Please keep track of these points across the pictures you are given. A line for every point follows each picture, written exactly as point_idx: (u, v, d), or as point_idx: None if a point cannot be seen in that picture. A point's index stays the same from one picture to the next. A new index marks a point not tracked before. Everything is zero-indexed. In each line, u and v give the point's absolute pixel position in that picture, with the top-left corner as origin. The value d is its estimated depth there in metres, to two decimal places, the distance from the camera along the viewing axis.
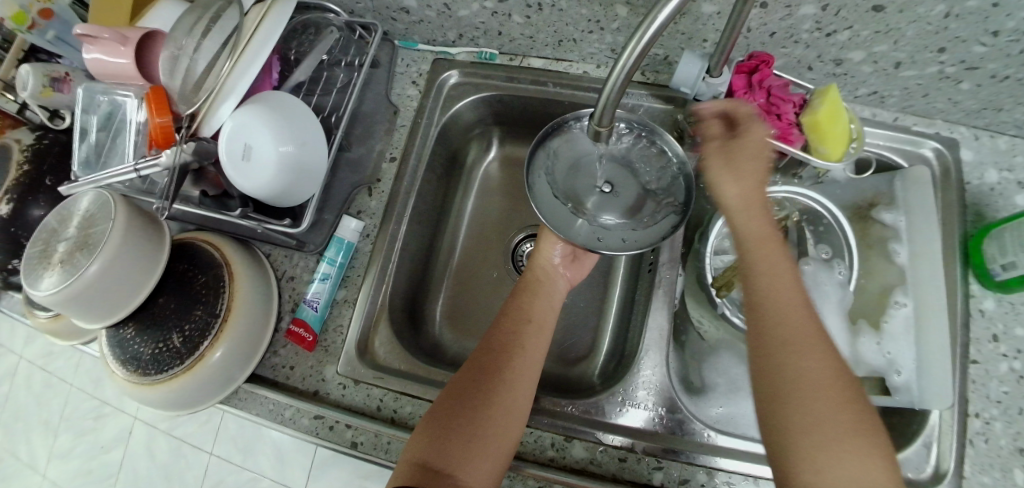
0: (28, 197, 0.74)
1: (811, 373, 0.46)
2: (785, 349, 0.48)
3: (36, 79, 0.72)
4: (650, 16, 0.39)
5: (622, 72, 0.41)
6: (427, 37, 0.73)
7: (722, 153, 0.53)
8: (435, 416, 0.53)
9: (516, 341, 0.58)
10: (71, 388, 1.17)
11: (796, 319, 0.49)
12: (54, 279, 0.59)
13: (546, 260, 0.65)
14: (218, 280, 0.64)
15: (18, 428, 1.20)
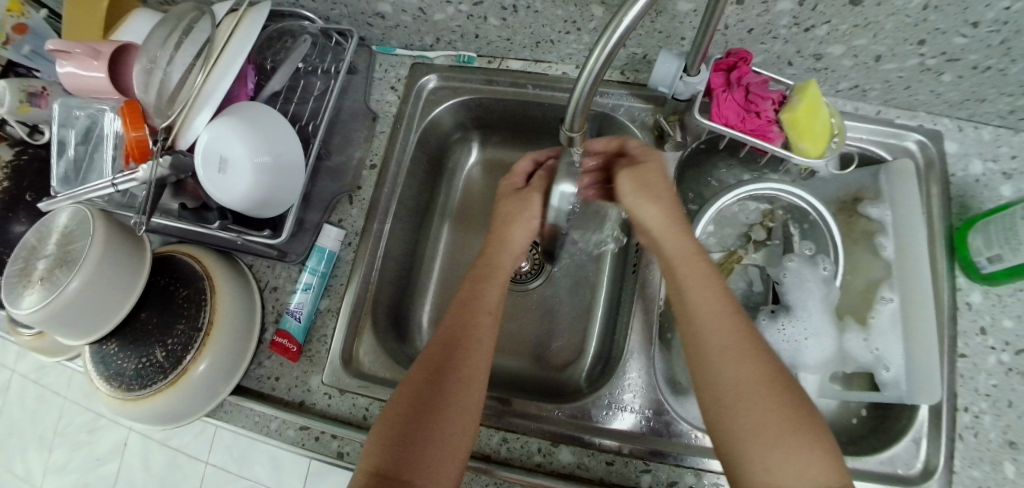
0: (10, 213, 0.75)
1: (745, 378, 0.47)
2: (723, 357, 0.49)
3: (12, 95, 0.71)
4: (614, 19, 0.39)
5: (590, 76, 0.42)
6: (404, 42, 0.72)
7: (629, 174, 0.57)
8: (395, 420, 0.51)
9: (472, 339, 0.55)
10: (66, 402, 1.17)
11: (728, 325, 0.50)
12: (34, 296, 0.59)
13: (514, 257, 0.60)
14: (199, 293, 0.64)
15: (14, 444, 1.20)
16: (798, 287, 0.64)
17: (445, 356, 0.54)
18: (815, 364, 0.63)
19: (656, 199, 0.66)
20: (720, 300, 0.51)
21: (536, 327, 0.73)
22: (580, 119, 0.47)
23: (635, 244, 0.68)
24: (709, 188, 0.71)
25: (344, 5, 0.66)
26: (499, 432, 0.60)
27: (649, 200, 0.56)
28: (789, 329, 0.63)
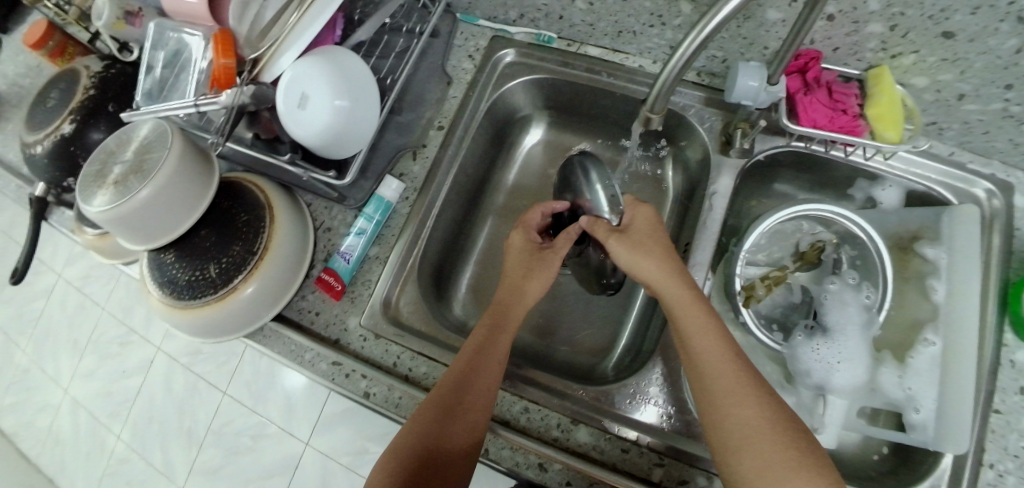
0: (91, 120, 0.76)
1: (738, 404, 0.50)
2: (721, 396, 0.51)
3: (110, 11, 0.75)
4: (709, 10, 0.41)
5: (680, 58, 0.44)
6: (488, 13, 0.73)
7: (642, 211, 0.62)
8: (415, 434, 0.54)
9: (492, 356, 0.58)
10: (103, 312, 1.23)
11: (722, 359, 0.52)
12: (107, 198, 0.62)
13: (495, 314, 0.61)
14: (258, 220, 0.66)
15: (53, 342, 1.27)
16: (838, 309, 0.64)
17: (463, 368, 0.56)
18: (840, 388, 0.62)
19: (712, 203, 0.66)
20: (718, 338, 0.53)
21: (571, 311, 0.74)
22: (662, 100, 0.49)
23: (684, 244, 0.69)
24: (764, 204, 0.73)
25: None
26: (521, 401, 0.61)
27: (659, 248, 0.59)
28: (823, 350, 0.62)
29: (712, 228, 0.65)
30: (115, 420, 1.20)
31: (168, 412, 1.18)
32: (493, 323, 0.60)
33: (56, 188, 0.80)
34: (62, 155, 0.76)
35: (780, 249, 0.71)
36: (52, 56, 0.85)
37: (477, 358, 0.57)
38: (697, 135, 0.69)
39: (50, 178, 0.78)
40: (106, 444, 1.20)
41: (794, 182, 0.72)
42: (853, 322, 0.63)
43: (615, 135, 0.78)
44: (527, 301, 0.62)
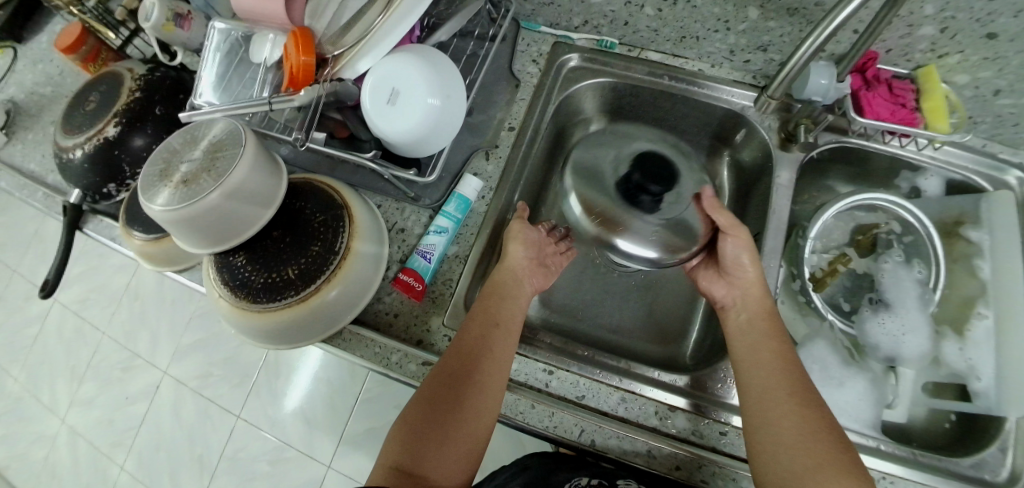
0: (137, 122, 0.73)
1: (782, 403, 0.54)
2: (769, 396, 0.55)
3: (160, 12, 0.72)
4: (827, 18, 0.50)
5: (833, 22, 0.50)
6: (551, 20, 0.76)
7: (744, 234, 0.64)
8: (416, 412, 0.56)
9: (490, 341, 0.59)
10: (104, 337, 1.26)
11: (780, 368, 0.57)
12: (173, 197, 0.58)
13: (499, 288, 0.65)
14: (336, 220, 0.64)
15: (47, 371, 1.28)
16: (895, 286, 0.69)
17: (464, 352, 0.58)
18: (909, 359, 0.67)
19: (777, 195, 0.69)
20: (775, 349, 0.58)
21: (640, 306, 0.76)
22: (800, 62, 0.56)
23: (751, 236, 0.72)
24: (814, 196, 0.79)
25: None
26: (617, 392, 0.62)
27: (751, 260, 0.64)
28: (888, 323, 0.68)
29: (781, 217, 0.68)
30: (119, 450, 1.20)
31: (175, 439, 1.17)
32: (486, 307, 0.62)
33: (92, 194, 0.76)
34: (104, 160, 0.73)
35: (834, 237, 0.75)
36: (85, 61, 0.82)
37: (475, 343, 0.59)
38: (756, 134, 0.72)
39: (87, 184, 0.75)
40: (109, 476, 1.19)
41: (842, 176, 0.77)
42: (910, 293, 0.68)
43: (669, 137, 0.81)
44: (509, 268, 0.66)
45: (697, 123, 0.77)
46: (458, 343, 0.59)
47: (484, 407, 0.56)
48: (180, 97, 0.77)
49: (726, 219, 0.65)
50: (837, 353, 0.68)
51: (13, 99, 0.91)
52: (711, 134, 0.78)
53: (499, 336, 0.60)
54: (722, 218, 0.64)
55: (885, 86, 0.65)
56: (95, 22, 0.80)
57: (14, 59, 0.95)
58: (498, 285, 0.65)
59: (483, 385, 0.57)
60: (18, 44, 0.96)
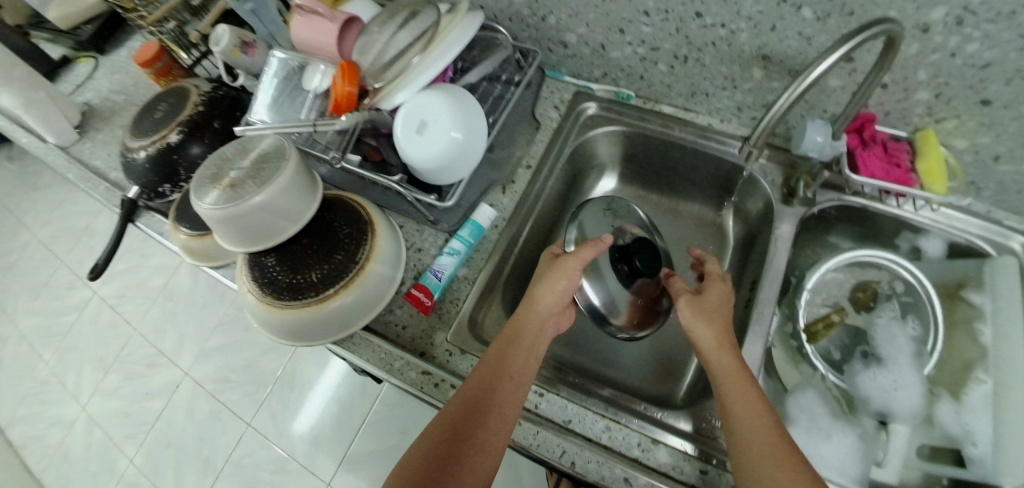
0: (197, 133, 0.83)
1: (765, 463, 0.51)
2: (754, 458, 0.52)
3: (229, 39, 0.83)
4: (800, 76, 0.55)
5: (817, 69, 0.54)
6: (573, 71, 0.82)
7: (687, 298, 0.65)
8: (413, 465, 0.53)
9: (497, 396, 0.57)
10: (134, 332, 1.39)
11: (766, 429, 0.54)
12: (219, 196, 0.65)
13: (522, 334, 0.63)
14: (361, 233, 0.70)
15: (88, 354, 1.42)
16: (887, 341, 0.71)
17: (467, 408, 0.56)
18: (901, 414, 0.67)
19: (776, 246, 0.72)
20: (753, 400, 0.55)
21: (640, 343, 0.78)
22: (783, 111, 0.58)
23: (749, 283, 0.75)
24: (820, 252, 0.81)
25: (535, 27, 0.76)
26: (603, 420, 0.64)
27: (704, 319, 0.62)
28: (880, 378, 0.69)
29: (777, 267, 0.71)
30: (130, 442, 1.28)
31: (183, 435, 1.24)
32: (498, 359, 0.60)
33: (148, 192, 0.85)
34: (163, 163, 0.82)
35: (834, 292, 0.77)
36: (156, 75, 0.95)
37: (481, 400, 0.56)
38: (758, 186, 0.76)
39: (145, 183, 0.84)
40: (117, 466, 1.27)
41: (847, 234, 0.79)
42: (903, 350, 0.69)
43: (678, 185, 0.85)
44: (538, 310, 0.65)
45: (705, 176, 0.81)
46: (463, 396, 0.57)
47: (484, 467, 0.54)
48: (236, 114, 0.87)
49: (681, 286, 0.68)
50: (829, 405, 0.69)
51: (89, 103, 1.03)
52: (718, 185, 0.81)
53: (508, 389, 0.58)
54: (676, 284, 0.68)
55: (881, 147, 0.69)
56: (171, 43, 0.92)
57: (95, 68, 1.08)
58: (514, 333, 0.63)
59: (485, 441, 0.55)
60: (100, 55, 1.09)
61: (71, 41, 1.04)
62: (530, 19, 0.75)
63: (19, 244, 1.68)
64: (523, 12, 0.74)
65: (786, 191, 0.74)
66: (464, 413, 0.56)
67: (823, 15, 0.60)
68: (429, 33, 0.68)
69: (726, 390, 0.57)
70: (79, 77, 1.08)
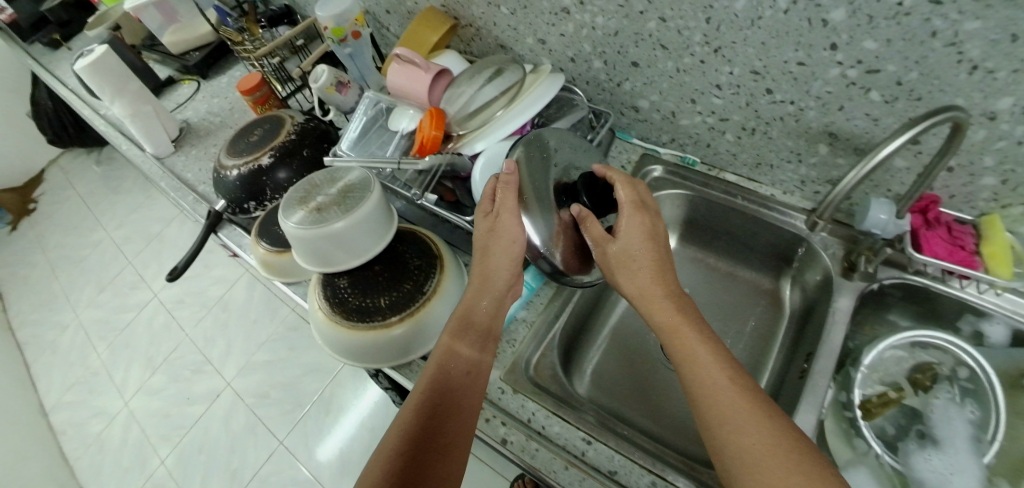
0: (286, 159, 0.90)
1: (736, 418, 0.51)
2: (710, 417, 0.52)
3: (327, 78, 0.91)
4: (869, 155, 0.58)
5: (890, 147, 0.56)
6: (642, 135, 0.86)
7: (604, 246, 0.64)
8: (385, 475, 0.54)
9: (441, 410, 0.59)
10: (188, 339, 1.57)
11: (720, 381, 0.53)
12: (303, 217, 0.72)
13: (473, 316, 0.65)
14: (430, 266, 0.74)
15: (141, 354, 1.60)
16: (945, 424, 0.70)
17: (417, 413, 0.58)
18: None
19: (834, 319, 0.73)
20: (704, 355, 0.55)
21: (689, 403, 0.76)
22: (852, 185, 0.61)
23: (805, 354, 0.74)
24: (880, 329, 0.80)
25: (610, 92, 0.82)
26: (649, 475, 0.61)
27: (624, 269, 0.63)
28: (935, 460, 0.68)
29: (836, 338, 0.71)
30: (165, 443, 1.41)
31: (216, 445, 1.36)
32: (435, 375, 0.61)
33: (233, 207, 0.92)
34: (253, 182, 0.90)
35: (891, 372, 0.74)
36: (256, 103, 1.01)
37: (427, 415, 0.58)
38: (818, 259, 0.77)
39: (233, 198, 0.91)
40: (147, 466, 1.39)
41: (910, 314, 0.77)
42: (960, 433, 0.69)
43: (734, 249, 0.87)
44: (494, 289, 0.66)
45: (764, 244, 0.83)
46: (412, 403, 0.60)
47: (452, 460, 0.57)
48: (324, 145, 0.94)
49: (596, 231, 0.65)
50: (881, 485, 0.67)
51: (188, 121, 1.13)
52: (777, 255, 0.83)
53: (465, 379, 0.61)
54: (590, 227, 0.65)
55: (945, 228, 0.70)
56: (271, 76, 1.03)
57: (197, 90, 1.18)
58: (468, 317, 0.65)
59: (451, 433, 0.58)
60: (202, 80, 1.19)
61: (180, 64, 1.15)
62: (606, 84, 0.82)
63: (104, 254, 1.90)
64: (600, 77, 0.81)
65: (846, 265, 0.75)
66: (426, 413, 0.59)
67: (890, 98, 0.64)
68: (514, 88, 0.75)
69: (680, 349, 0.57)
70: (182, 96, 1.18)
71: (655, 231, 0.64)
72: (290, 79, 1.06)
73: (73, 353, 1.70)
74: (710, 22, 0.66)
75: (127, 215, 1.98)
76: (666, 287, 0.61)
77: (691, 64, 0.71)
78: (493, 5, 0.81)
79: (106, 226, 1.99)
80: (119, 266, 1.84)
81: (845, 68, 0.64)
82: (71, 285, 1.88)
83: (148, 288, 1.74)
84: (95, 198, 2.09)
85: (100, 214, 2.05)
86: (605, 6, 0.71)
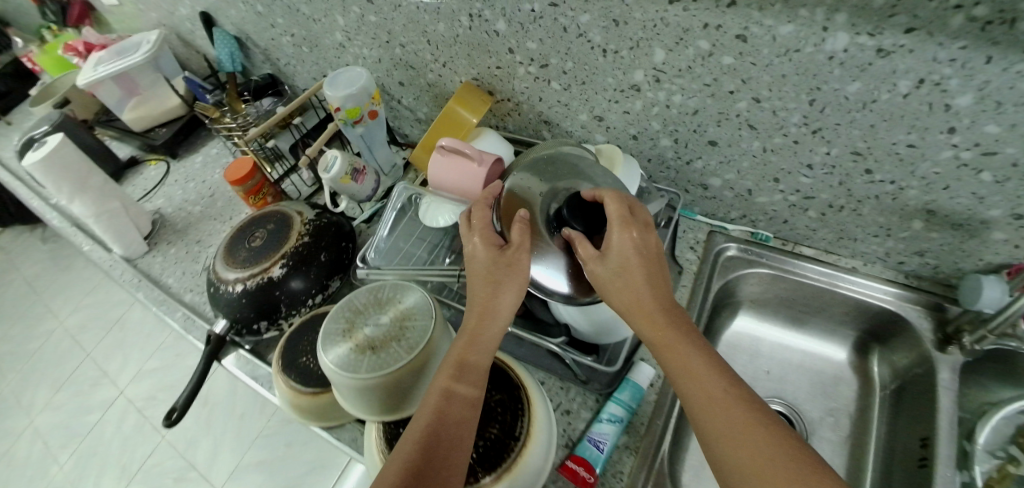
0: (301, 267, 0.76)
1: (740, 445, 0.46)
2: (713, 439, 0.47)
3: (342, 166, 0.79)
4: None
5: None
6: (708, 211, 0.80)
7: (592, 264, 0.54)
8: None
9: (432, 468, 0.49)
10: (167, 441, 1.38)
11: (720, 402, 0.48)
12: (347, 357, 0.60)
13: (479, 344, 0.56)
14: (515, 401, 0.61)
15: (112, 461, 1.40)
16: None
17: (414, 455, 0.50)
18: None
19: (943, 398, 0.66)
20: (702, 375, 0.50)
21: None
22: None
23: (916, 438, 0.67)
24: None
25: (676, 170, 0.75)
26: None
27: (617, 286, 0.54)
28: None
29: (951, 415, 0.65)
30: None
31: None
32: (430, 419, 0.52)
33: (237, 327, 0.76)
34: (264, 298, 0.75)
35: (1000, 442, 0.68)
36: (246, 193, 0.87)
37: (412, 474, 0.49)
38: (912, 331, 0.73)
39: (240, 317, 0.75)
40: None
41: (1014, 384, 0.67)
42: None
43: (811, 322, 0.82)
44: (500, 314, 0.57)
45: (845, 316, 0.78)
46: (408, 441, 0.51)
47: None
48: (342, 244, 0.81)
49: (586, 249, 0.55)
50: None
51: (160, 211, 0.99)
52: (861, 326, 0.78)
53: (464, 414, 0.53)
54: (578, 244, 0.56)
55: None
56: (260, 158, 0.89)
57: (165, 172, 1.05)
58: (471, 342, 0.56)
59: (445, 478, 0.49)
60: (171, 158, 1.07)
61: (144, 143, 1.02)
62: (673, 162, 0.74)
63: (53, 344, 1.68)
64: (667, 155, 0.74)
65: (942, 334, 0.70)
66: (419, 453, 0.50)
67: (1003, 180, 0.59)
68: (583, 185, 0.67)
69: (676, 364, 0.51)
70: (150, 180, 1.05)
71: (647, 248, 0.55)
72: (282, 158, 0.92)
73: (25, 467, 1.47)
74: (813, 103, 0.59)
75: (80, 296, 1.77)
76: (662, 308, 0.54)
77: (782, 143, 0.65)
78: (543, 80, 0.72)
79: (54, 312, 1.75)
80: (75, 358, 1.62)
81: (959, 150, 0.59)
82: (16, 384, 1.64)
83: (113, 383, 1.53)
84: (40, 278, 1.86)
85: (46, 294, 1.80)
86: (686, 85, 0.63)
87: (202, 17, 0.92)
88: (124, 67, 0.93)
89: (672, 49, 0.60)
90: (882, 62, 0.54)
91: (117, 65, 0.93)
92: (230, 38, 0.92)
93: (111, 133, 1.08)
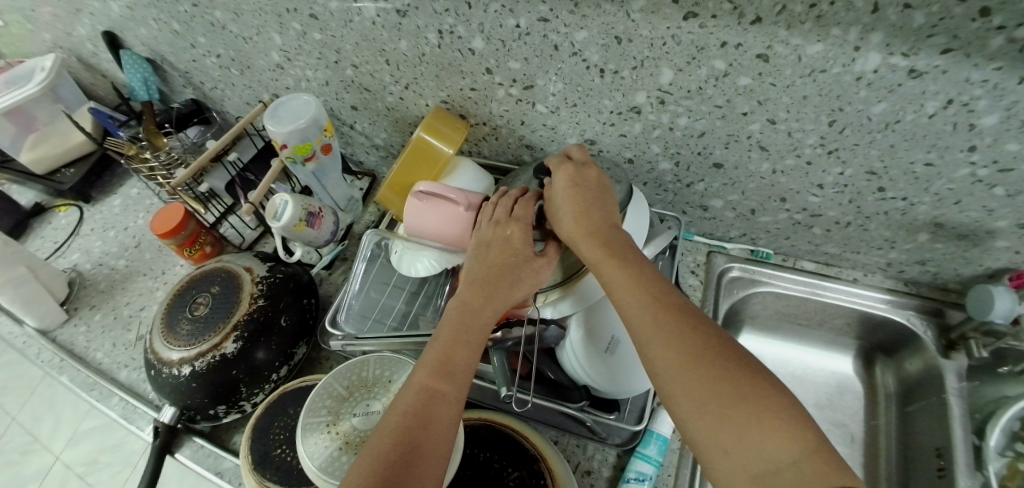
0: (261, 338, 0.65)
1: (672, 339, 0.45)
2: (645, 333, 0.46)
3: (296, 213, 0.67)
4: None
5: None
6: (706, 230, 0.77)
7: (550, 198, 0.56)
8: None
9: (410, 477, 0.43)
10: None
11: (653, 304, 0.48)
12: (336, 461, 0.50)
13: (469, 336, 0.52)
14: (535, 476, 0.54)
15: None
16: None
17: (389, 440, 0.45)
18: None
19: (956, 408, 0.64)
20: (632, 281, 0.49)
21: None
22: None
23: (929, 450, 0.66)
24: None
25: (675, 193, 0.70)
26: None
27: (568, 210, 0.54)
28: None
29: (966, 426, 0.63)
30: None
31: None
32: (410, 406, 0.47)
33: (189, 414, 0.65)
34: (219, 379, 0.63)
35: None
36: (180, 245, 0.74)
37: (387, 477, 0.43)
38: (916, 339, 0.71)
39: (193, 404, 0.64)
40: None
41: None
42: None
43: (813, 333, 0.80)
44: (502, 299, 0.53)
45: (847, 326, 0.77)
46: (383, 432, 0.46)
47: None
48: (304, 302, 0.70)
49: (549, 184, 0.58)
50: None
51: (77, 268, 0.84)
52: (862, 334, 0.77)
53: (446, 403, 0.48)
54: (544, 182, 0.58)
55: None
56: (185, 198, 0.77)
57: (79, 220, 0.90)
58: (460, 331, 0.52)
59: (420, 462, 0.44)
60: (84, 203, 0.92)
61: (50, 189, 0.87)
62: (672, 186, 0.69)
63: None
64: (665, 179, 0.68)
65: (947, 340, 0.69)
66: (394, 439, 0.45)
67: (1017, 193, 0.55)
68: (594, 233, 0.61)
69: (608, 271, 0.51)
70: (63, 230, 0.90)
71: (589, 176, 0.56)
72: (216, 198, 0.80)
73: None
74: (834, 125, 0.54)
75: None
76: (609, 230, 0.54)
77: (794, 165, 0.60)
78: (526, 103, 0.63)
79: None
80: None
81: (976, 168, 0.54)
82: None
83: None
84: None
85: None
86: (694, 107, 0.57)
87: (105, 37, 0.77)
88: (17, 100, 0.80)
89: (681, 69, 0.53)
90: (913, 83, 0.48)
91: (10, 96, 0.80)
92: (141, 61, 0.78)
93: (9, 177, 0.90)
